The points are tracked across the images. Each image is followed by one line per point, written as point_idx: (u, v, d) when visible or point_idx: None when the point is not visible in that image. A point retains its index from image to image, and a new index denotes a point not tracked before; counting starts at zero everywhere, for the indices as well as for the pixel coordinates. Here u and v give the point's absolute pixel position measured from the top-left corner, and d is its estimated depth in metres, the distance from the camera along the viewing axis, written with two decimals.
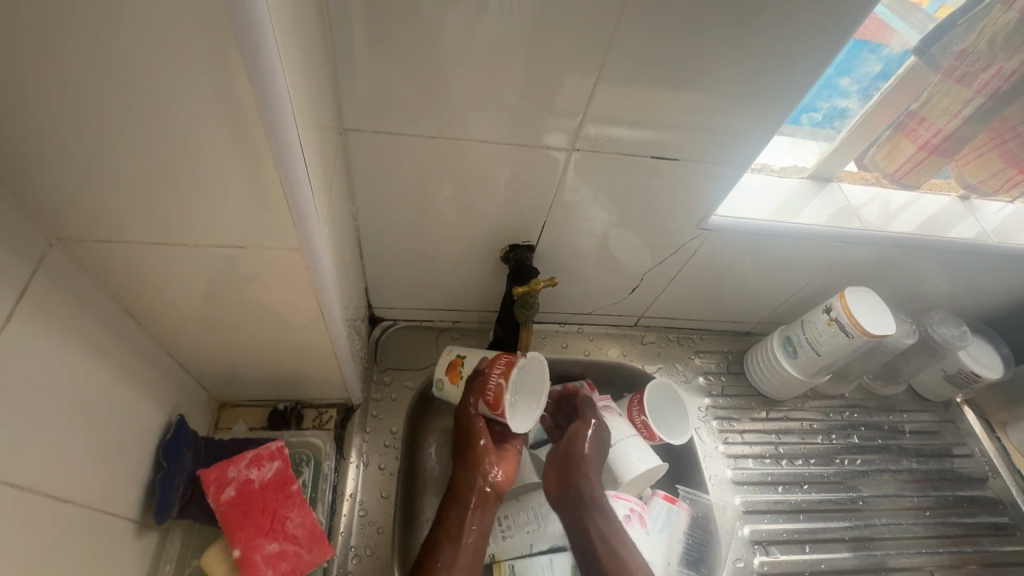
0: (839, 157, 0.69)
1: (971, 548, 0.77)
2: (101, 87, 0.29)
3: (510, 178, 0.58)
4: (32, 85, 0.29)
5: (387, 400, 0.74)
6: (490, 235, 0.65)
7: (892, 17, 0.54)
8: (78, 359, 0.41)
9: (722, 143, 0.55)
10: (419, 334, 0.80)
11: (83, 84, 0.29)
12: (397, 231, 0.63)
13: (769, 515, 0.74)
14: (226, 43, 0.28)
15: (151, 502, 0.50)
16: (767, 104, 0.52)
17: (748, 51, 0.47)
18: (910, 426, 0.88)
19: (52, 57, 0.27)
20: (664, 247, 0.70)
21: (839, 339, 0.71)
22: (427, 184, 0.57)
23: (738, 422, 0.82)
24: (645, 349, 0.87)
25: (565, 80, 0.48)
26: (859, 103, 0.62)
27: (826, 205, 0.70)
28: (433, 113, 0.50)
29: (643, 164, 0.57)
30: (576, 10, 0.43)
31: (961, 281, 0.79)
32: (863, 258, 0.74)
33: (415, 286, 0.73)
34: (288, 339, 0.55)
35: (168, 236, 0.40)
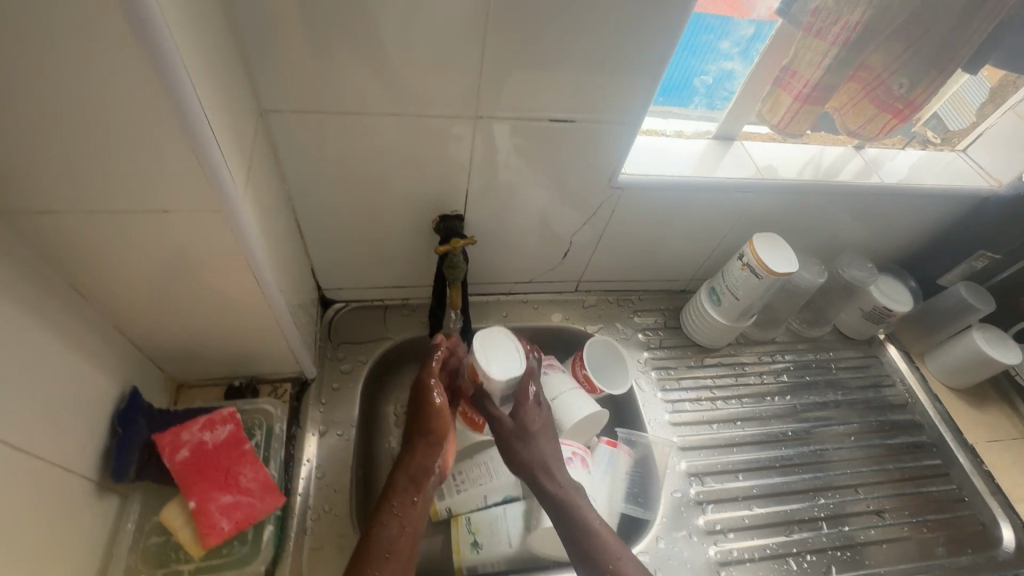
0: (737, 119, 0.75)
1: (893, 466, 0.84)
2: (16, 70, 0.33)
3: (428, 151, 0.63)
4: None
5: (341, 374, 0.79)
6: (420, 207, 0.70)
7: None
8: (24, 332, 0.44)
9: (616, 105, 0.61)
10: (370, 314, 0.86)
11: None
12: (333, 210, 0.68)
13: (705, 450, 0.80)
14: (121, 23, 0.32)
15: (109, 464, 0.54)
16: (647, 66, 0.57)
17: (618, 18, 0.52)
18: (836, 363, 0.95)
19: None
20: (584, 210, 0.76)
21: (752, 282, 0.77)
22: (351, 160, 0.62)
23: (676, 371, 0.88)
24: (587, 312, 0.93)
25: (460, 54, 0.53)
26: (743, 64, 0.69)
27: (731, 160, 0.77)
28: (346, 92, 0.55)
29: (548, 129, 0.62)
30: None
31: (863, 224, 0.87)
32: (768, 207, 0.81)
33: (359, 264, 0.78)
34: (232, 315, 0.60)
35: (100, 213, 0.44)
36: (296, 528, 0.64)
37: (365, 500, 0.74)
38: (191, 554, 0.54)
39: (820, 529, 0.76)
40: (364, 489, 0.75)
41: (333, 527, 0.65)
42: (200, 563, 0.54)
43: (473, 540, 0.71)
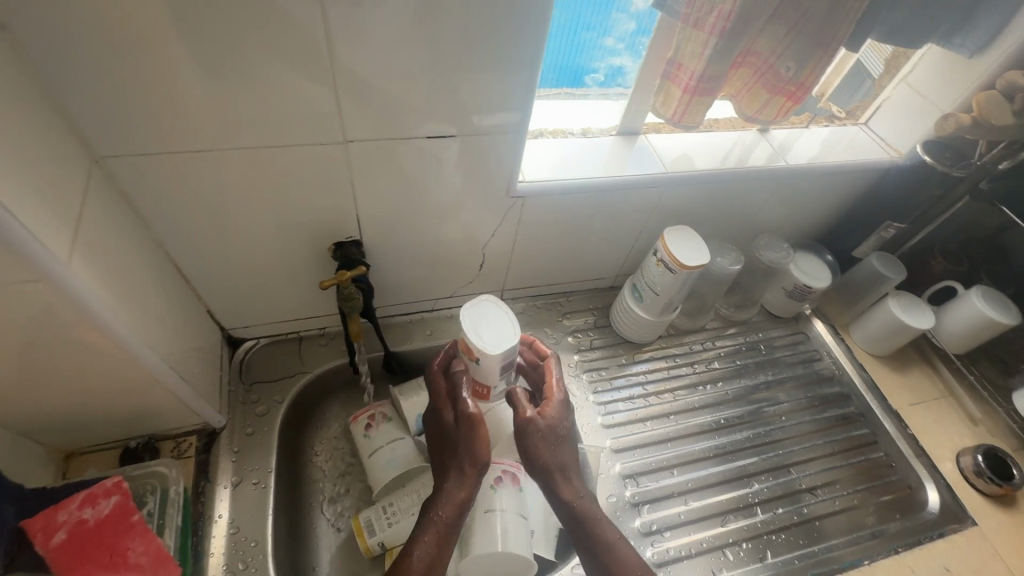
0: (637, 111, 0.74)
1: (822, 440, 0.86)
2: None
3: (303, 178, 0.59)
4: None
5: (255, 417, 0.74)
6: (312, 236, 0.66)
7: None
8: None
9: (496, 112, 0.59)
10: (285, 348, 0.82)
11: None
12: (213, 248, 0.64)
13: (638, 450, 0.80)
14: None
15: None
16: (517, 71, 0.55)
17: (472, 24, 0.50)
18: (765, 343, 0.96)
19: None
20: (490, 220, 0.73)
21: (668, 277, 0.77)
22: (221, 196, 0.58)
23: (608, 371, 0.87)
24: (515, 320, 0.91)
25: (309, 79, 0.50)
26: (632, 59, 0.68)
27: (637, 156, 0.76)
28: (195, 127, 0.51)
29: (426, 144, 0.60)
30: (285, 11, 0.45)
31: (776, 205, 0.87)
32: (679, 200, 0.80)
33: (260, 300, 0.74)
34: (101, 380, 0.55)
35: None
36: None
37: (293, 546, 0.70)
38: None
39: (755, 515, 0.77)
40: (291, 534, 0.71)
41: None
42: None
43: None
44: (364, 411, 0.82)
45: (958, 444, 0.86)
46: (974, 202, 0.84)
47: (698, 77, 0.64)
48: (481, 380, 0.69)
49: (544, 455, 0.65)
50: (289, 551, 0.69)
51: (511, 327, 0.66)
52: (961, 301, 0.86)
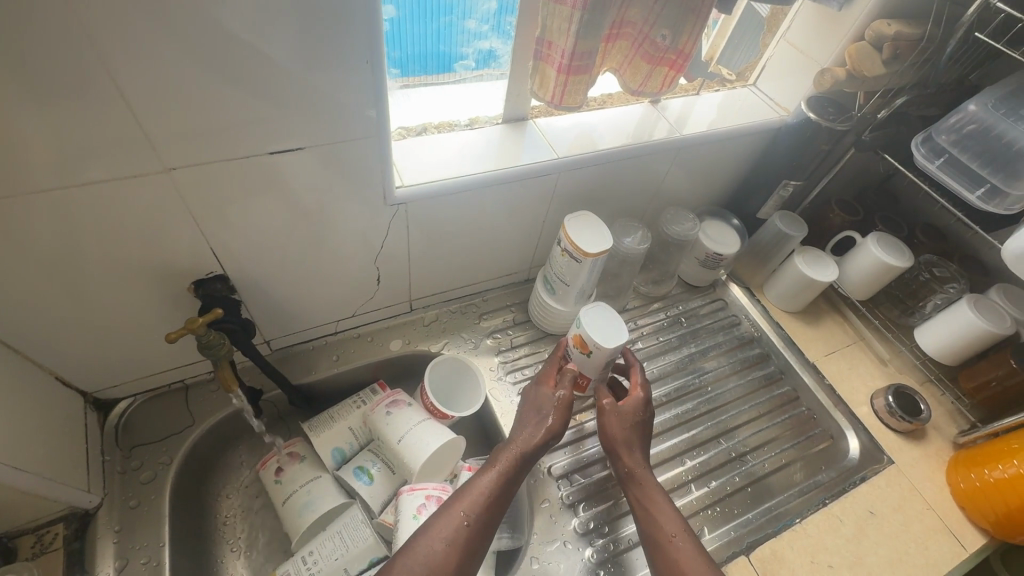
0: (519, 95, 0.70)
1: (749, 404, 0.87)
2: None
3: (130, 217, 0.51)
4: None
5: (138, 486, 0.65)
6: (162, 278, 0.58)
7: None
8: None
9: (349, 114, 0.52)
10: (168, 401, 0.73)
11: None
12: (37, 310, 0.54)
13: (570, 446, 0.77)
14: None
15: None
16: (360, 68, 0.49)
17: (288, 19, 0.43)
18: (687, 315, 0.96)
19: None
20: (374, 231, 0.67)
21: (575, 267, 0.73)
22: (24, 252, 0.49)
23: (532, 368, 0.84)
24: (429, 330, 0.85)
25: (95, 105, 0.41)
26: (501, 41, 0.63)
27: (527, 143, 0.71)
28: None
29: (272, 161, 0.52)
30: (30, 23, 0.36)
31: (678, 177, 0.86)
32: (578, 184, 0.77)
33: (121, 356, 0.65)
34: None
35: None
36: None
37: None
38: None
39: (690, 492, 0.77)
40: None
41: None
42: None
43: None
44: (270, 456, 0.76)
45: (871, 386, 0.89)
46: (861, 153, 0.86)
47: (570, 54, 0.59)
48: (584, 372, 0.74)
49: (613, 431, 0.68)
50: None
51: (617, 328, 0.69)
52: (859, 250, 0.89)
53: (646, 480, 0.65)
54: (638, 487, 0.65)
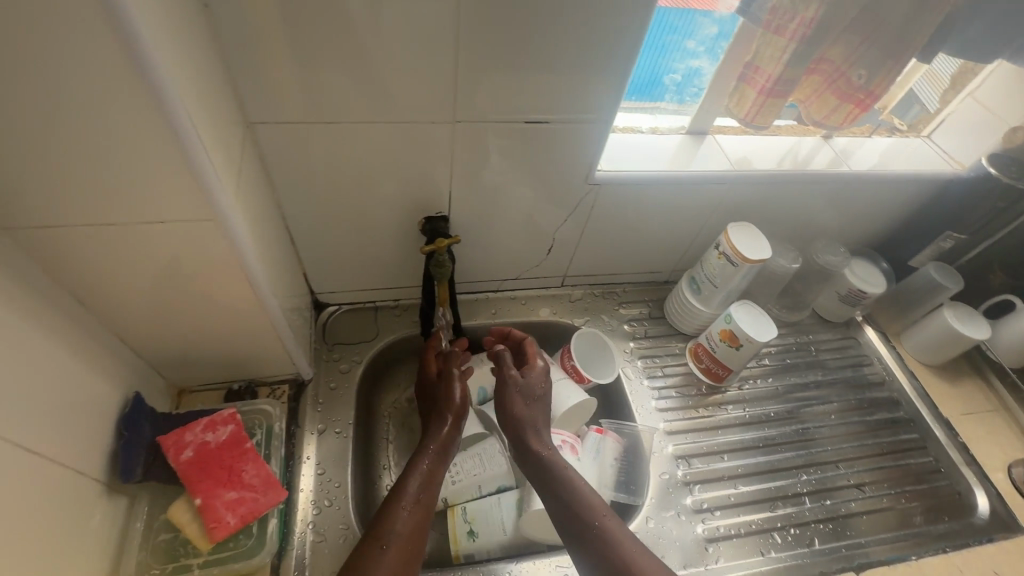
0: (708, 111, 0.79)
1: (872, 440, 0.88)
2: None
3: (410, 154, 0.66)
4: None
5: (338, 374, 0.81)
6: (407, 208, 0.73)
7: None
8: (31, 336, 0.46)
9: (591, 100, 0.64)
10: (362, 315, 0.88)
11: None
12: (321, 213, 0.71)
13: (691, 433, 0.84)
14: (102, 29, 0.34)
15: (117, 466, 0.56)
16: (615, 64, 0.60)
17: (583, 25, 0.56)
18: (816, 345, 0.98)
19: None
20: (565, 206, 0.79)
21: (729, 269, 0.80)
22: (337, 165, 0.65)
23: (661, 359, 0.91)
24: (574, 306, 0.96)
25: (431, 66, 0.57)
26: (710, 62, 0.73)
27: (705, 155, 0.80)
28: (329, 99, 0.58)
29: (522, 129, 0.65)
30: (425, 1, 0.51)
31: (837, 210, 0.90)
32: (742, 198, 0.84)
33: (349, 266, 0.81)
34: (226, 321, 0.62)
35: (93, 220, 0.46)
36: (299, 526, 0.66)
37: (367, 494, 0.77)
38: (199, 549, 0.56)
39: (803, 503, 0.80)
40: (365, 483, 0.77)
41: (336, 521, 0.67)
42: (208, 558, 0.56)
43: (469, 529, 0.75)
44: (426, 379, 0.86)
45: (1012, 456, 0.86)
46: None
47: (773, 78, 0.70)
48: (727, 364, 0.84)
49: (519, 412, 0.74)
50: (364, 498, 0.76)
51: (767, 326, 0.79)
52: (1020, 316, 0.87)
53: (593, 503, 0.66)
54: (589, 512, 0.65)
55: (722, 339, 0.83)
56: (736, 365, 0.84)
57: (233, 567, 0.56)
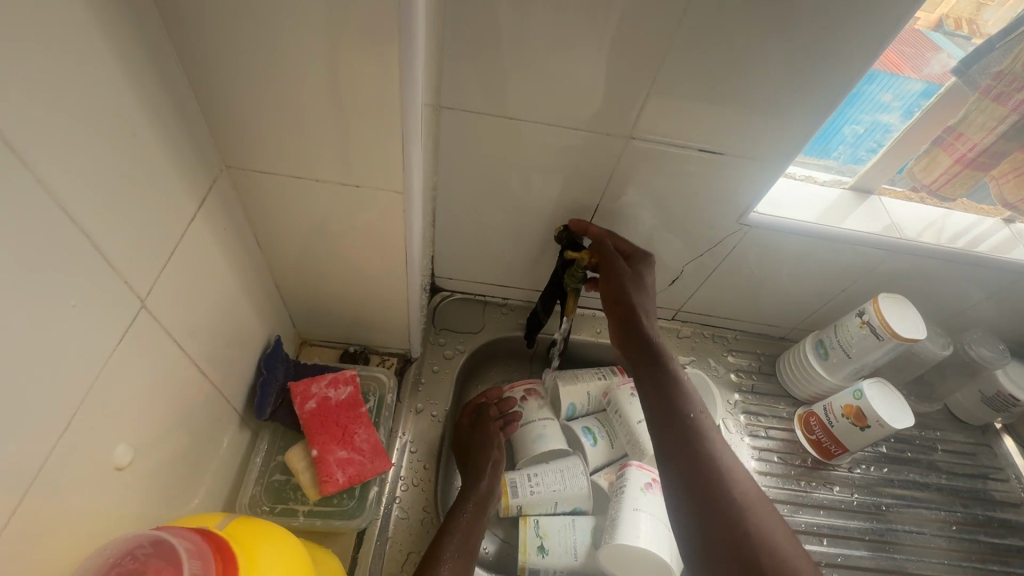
0: (881, 170, 0.73)
1: (998, 567, 0.78)
2: (274, 37, 0.38)
3: (571, 159, 0.67)
4: (230, 35, 0.38)
5: (442, 358, 0.83)
6: (548, 212, 0.74)
7: (936, 37, 0.61)
8: (224, 268, 0.50)
9: (772, 141, 0.62)
10: (471, 306, 0.89)
11: (274, 36, 0.38)
12: (467, 201, 0.73)
13: (790, 506, 0.78)
14: (389, 10, 0.36)
15: (252, 401, 0.60)
16: (809, 102, 0.58)
17: (791, 60, 0.54)
18: (944, 445, 0.88)
19: (248, 13, 0.36)
20: (704, 240, 0.76)
21: (870, 342, 0.74)
22: (499, 158, 0.67)
23: (765, 419, 0.86)
24: (681, 342, 0.92)
25: (624, 78, 0.57)
26: (900, 119, 0.67)
27: (867, 214, 0.75)
28: (516, 95, 0.60)
29: (692, 157, 0.65)
30: (642, 17, 0.52)
31: (1004, 303, 0.81)
32: (899, 270, 0.77)
33: (475, 257, 0.83)
34: (369, 287, 0.65)
35: (300, 174, 0.49)
36: (387, 496, 0.67)
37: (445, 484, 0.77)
38: (307, 498, 0.59)
39: None
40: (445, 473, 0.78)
41: (420, 502, 0.68)
42: (313, 508, 0.59)
43: (540, 544, 0.71)
44: (521, 387, 0.84)
45: None
46: None
47: (978, 148, 0.69)
48: (843, 440, 0.78)
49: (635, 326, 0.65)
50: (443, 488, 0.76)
51: (903, 410, 0.73)
52: None
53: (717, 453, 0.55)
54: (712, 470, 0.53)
55: (846, 415, 0.77)
56: (854, 444, 0.77)
57: (333, 523, 0.58)
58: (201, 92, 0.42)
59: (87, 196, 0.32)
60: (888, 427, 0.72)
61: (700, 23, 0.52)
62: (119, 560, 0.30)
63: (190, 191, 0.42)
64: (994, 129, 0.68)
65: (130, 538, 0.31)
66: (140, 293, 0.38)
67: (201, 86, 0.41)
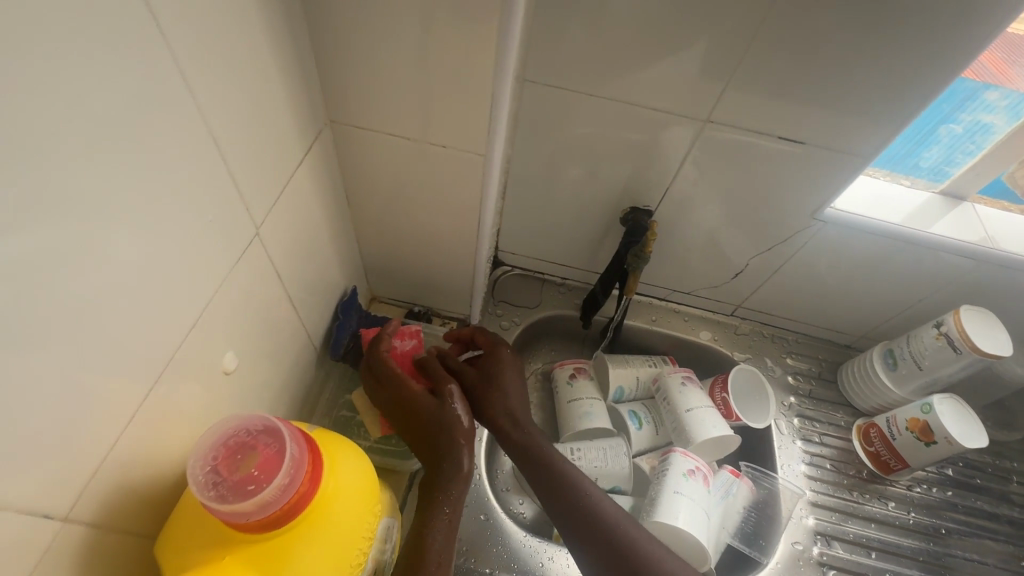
0: (977, 175, 0.70)
1: None
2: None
3: (645, 142, 0.67)
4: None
5: (499, 328, 0.86)
6: (617, 194, 0.75)
7: None
8: (319, 214, 0.55)
9: (861, 134, 0.60)
10: (530, 282, 0.92)
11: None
12: (539, 177, 0.76)
13: (838, 514, 0.75)
14: None
15: (327, 343, 0.65)
16: (904, 97, 0.56)
17: (891, 48, 0.53)
18: (1020, 477, 0.82)
19: None
20: (775, 235, 0.75)
21: (947, 354, 0.70)
22: (574, 136, 0.69)
23: (821, 425, 0.83)
24: (737, 339, 0.91)
25: (709, 61, 0.57)
26: (1005, 120, 0.63)
27: (958, 220, 0.71)
28: (596, 74, 0.61)
29: (773, 146, 0.64)
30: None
31: None
32: (989, 283, 0.73)
33: (539, 234, 0.85)
34: (440, 250, 0.69)
35: (393, 132, 0.53)
36: None
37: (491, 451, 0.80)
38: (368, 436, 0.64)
39: None
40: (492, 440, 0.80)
41: None
42: (373, 445, 0.64)
43: None
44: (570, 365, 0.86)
45: None
46: None
47: None
48: (905, 456, 0.75)
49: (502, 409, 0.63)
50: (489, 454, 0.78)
51: (977, 429, 0.69)
52: None
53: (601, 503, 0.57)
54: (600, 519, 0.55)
55: (912, 429, 0.73)
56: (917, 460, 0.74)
57: (389, 462, 0.63)
58: (319, 49, 0.46)
59: (226, 129, 0.37)
60: (960, 445, 0.68)
61: (799, 7, 0.51)
62: (237, 430, 0.35)
63: (301, 138, 0.47)
64: None
65: (244, 416, 0.36)
66: (256, 223, 0.43)
67: (319, 43, 0.46)
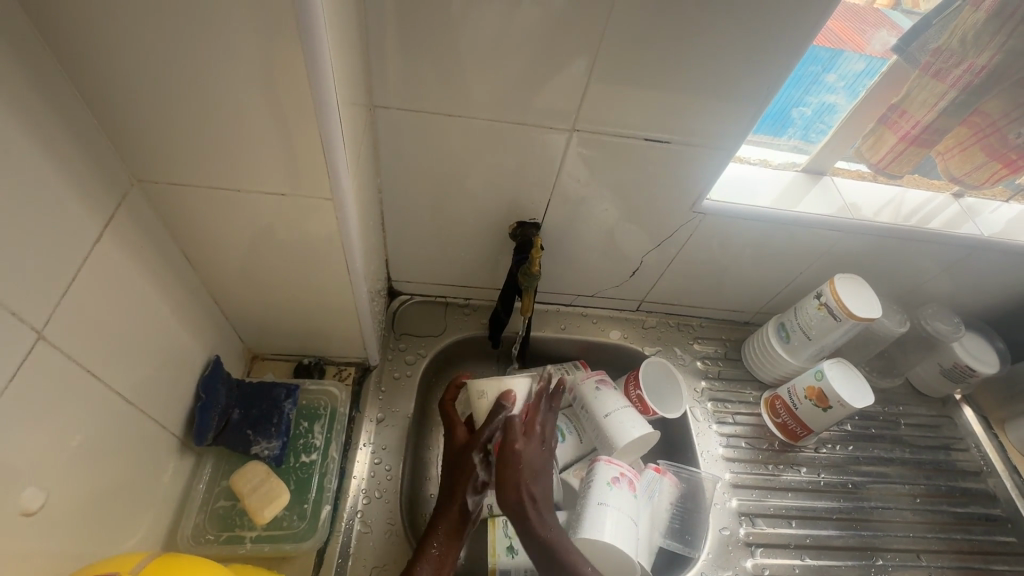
0: (831, 151, 0.73)
1: (961, 535, 0.80)
2: (168, 39, 0.36)
3: (513, 157, 0.65)
4: (115, 39, 0.35)
5: (404, 363, 0.80)
6: (500, 210, 0.73)
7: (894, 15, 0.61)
8: (146, 286, 0.48)
9: (715, 127, 0.62)
10: (432, 308, 0.87)
11: (165, 41, 0.36)
12: (415, 203, 0.71)
13: (758, 490, 0.78)
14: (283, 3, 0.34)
15: (191, 426, 0.58)
16: (746, 90, 0.58)
17: (724, 43, 0.54)
18: (907, 419, 0.89)
19: (131, 17, 0.34)
20: (660, 231, 0.76)
21: (829, 323, 0.75)
22: (441, 159, 0.65)
23: (732, 404, 0.86)
24: (646, 333, 0.92)
25: (557, 70, 0.56)
26: (846, 99, 0.67)
27: (822, 197, 0.75)
28: (447, 93, 0.58)
29: (639, 146, 0.64)
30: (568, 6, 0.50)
31: (957, 277, 0.82)
32: (856, 249, 0.77)
33: (430, 260, 0.81)
34: (314, 297, 0.62)
35: (221, 184, 0.47)
36: (347, 511, 0.64)
37: (414, 513, 0.71)
38: (254, 523, 0.59)
39: None
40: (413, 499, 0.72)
41: (384, 514, 0.65)
42: (261, 532, 0.60)
43: (509, 544, 0.68)
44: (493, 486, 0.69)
45: None
46: None
47: (920, 126, 0.69)
48: (808, 423, 0.78)
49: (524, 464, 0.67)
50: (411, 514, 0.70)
51: (863, 389, 0.73)
52: None
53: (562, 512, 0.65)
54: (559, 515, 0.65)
55: (806, 397, 0.77)
56: (818, 426, 0.78)
57: (283, 546, 0.59)
58: (95, 104, 0.39)
59: None
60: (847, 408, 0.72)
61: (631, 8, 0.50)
62: None
63: (91, 212, 0.41)
64: (936, 104, 0.68)
65: None
66: (36, 325, 0.36)
67: (94, 97, 0.39)
